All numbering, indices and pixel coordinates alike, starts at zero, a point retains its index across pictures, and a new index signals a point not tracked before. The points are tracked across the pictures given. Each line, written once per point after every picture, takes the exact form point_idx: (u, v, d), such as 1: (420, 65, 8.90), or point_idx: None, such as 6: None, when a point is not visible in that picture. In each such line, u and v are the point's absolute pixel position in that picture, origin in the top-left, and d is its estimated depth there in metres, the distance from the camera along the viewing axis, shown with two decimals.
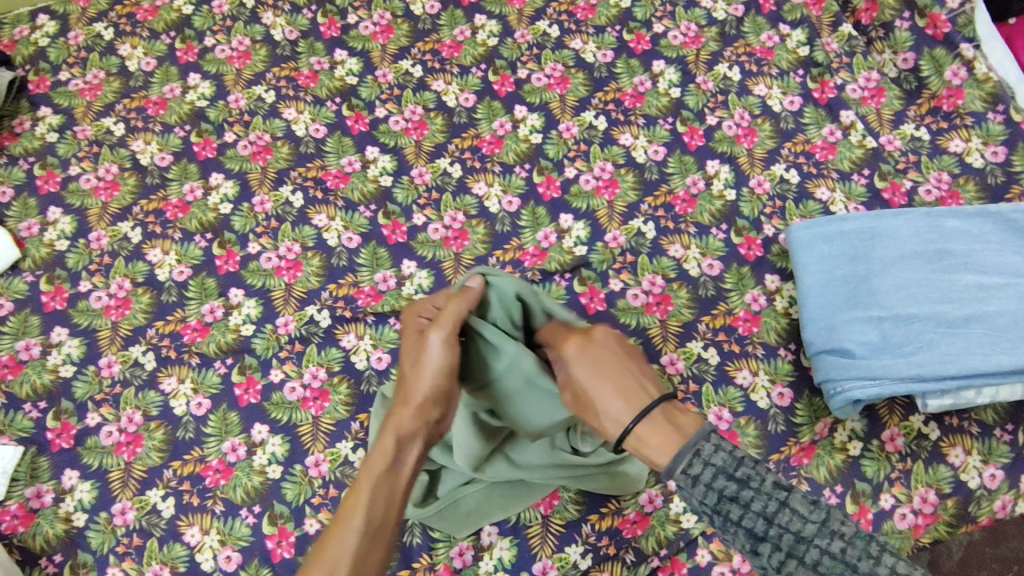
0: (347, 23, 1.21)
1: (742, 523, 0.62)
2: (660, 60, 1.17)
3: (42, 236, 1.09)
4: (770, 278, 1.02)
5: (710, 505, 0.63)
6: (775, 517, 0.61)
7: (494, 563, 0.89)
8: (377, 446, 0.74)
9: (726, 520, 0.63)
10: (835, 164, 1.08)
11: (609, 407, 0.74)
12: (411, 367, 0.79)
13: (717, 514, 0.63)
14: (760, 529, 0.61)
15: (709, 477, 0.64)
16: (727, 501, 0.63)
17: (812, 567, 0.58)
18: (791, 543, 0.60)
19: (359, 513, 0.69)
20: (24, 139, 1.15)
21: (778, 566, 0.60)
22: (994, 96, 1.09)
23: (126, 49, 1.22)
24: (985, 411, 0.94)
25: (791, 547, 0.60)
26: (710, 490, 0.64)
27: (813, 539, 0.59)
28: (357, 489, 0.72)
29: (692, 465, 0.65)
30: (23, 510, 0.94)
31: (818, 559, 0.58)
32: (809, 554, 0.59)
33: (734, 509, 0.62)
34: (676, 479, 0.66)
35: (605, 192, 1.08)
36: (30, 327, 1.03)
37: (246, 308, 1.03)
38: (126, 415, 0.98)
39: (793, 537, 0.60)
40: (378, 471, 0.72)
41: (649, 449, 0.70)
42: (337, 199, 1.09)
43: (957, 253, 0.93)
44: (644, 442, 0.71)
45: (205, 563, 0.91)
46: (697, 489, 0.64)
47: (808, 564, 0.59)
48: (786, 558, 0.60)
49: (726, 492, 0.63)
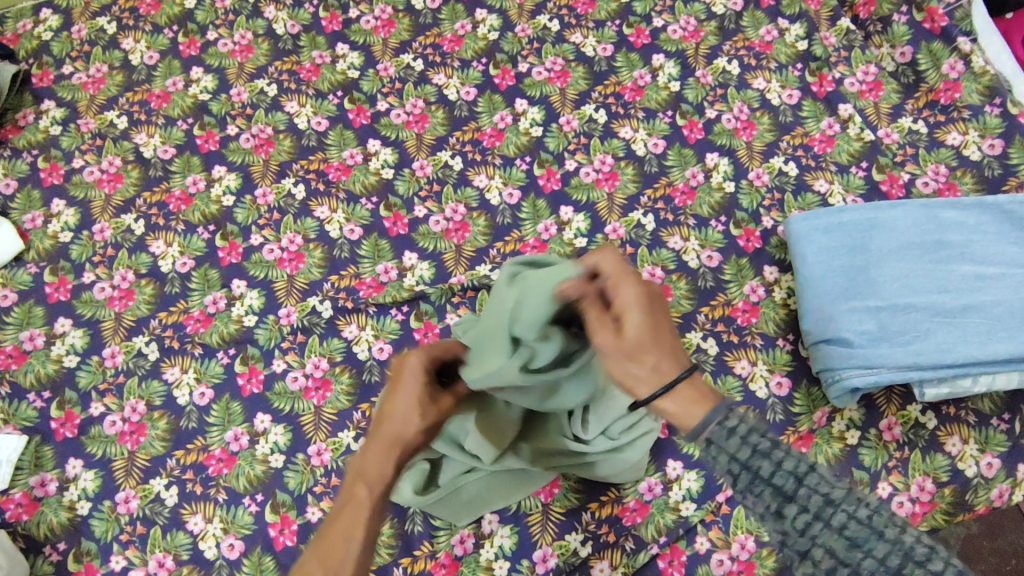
0: (348, 17, 1.22)
1: (771, 481, 0.53)
2: (659, 54, 1.17)
3: (46, 228, 1.09)
4: (769, 270, 1.03)
5: (740, 460, 0.54)
6: (806, 478, 0.53)
7: (495, 551, 0.90)
8: (373, 461, 0.66)
9: (753, 478, 0.54)
10: (833, 157, 1.09)
11: (651, 368, 0.57)
12: (408, 392, 0.66)
13: (745, 471, 0.54)
14: (789, 488, 0.53)
15: (745, 430, 0.55)
16: (759, 456, 0.54)
17: (838, 531, 0.51)
18: (819, 505, 0.52)
19: (356, 540, 0.64)
20: (27, 132, 1.16)
21: (802, 530, 0.52)
22: (991, 89, 1.10)
23: (129, 42, 1.22)
24: (981, 400, 0.95)
25: (819, 510, 0.52)
26: (744, 445, 0.54)
27: (841, 502, 0.51)
28: (354, 508, 0.65)
29: (727, 417, 0.55)
30: (27, 499, 0.94)
31: (846, 524, 0.51)
32: (836, 518, 0.51)
33: (765, 466, 0.54)
34: (707, 434, 0.56)
35: (606, 184, 1.09)
36: (34, 318, 1.04)
37: (248, 300, 1.03)
38: (129, 404, 0.99)
39: (822, 499, 0.52)
40: (379, 495, 0.65)
41: (674, 405, 0.57)
42: (339, 190, 1.09)
43: (955, 244, 0.94)
44: (676, 401, 0.57)
45: (208, 551, 0.91)
46: (730, 442, 0.55)
47: (833, 528, 0.51)
48: (812, 521, 0.52)
49: (759, 447, 0.54)
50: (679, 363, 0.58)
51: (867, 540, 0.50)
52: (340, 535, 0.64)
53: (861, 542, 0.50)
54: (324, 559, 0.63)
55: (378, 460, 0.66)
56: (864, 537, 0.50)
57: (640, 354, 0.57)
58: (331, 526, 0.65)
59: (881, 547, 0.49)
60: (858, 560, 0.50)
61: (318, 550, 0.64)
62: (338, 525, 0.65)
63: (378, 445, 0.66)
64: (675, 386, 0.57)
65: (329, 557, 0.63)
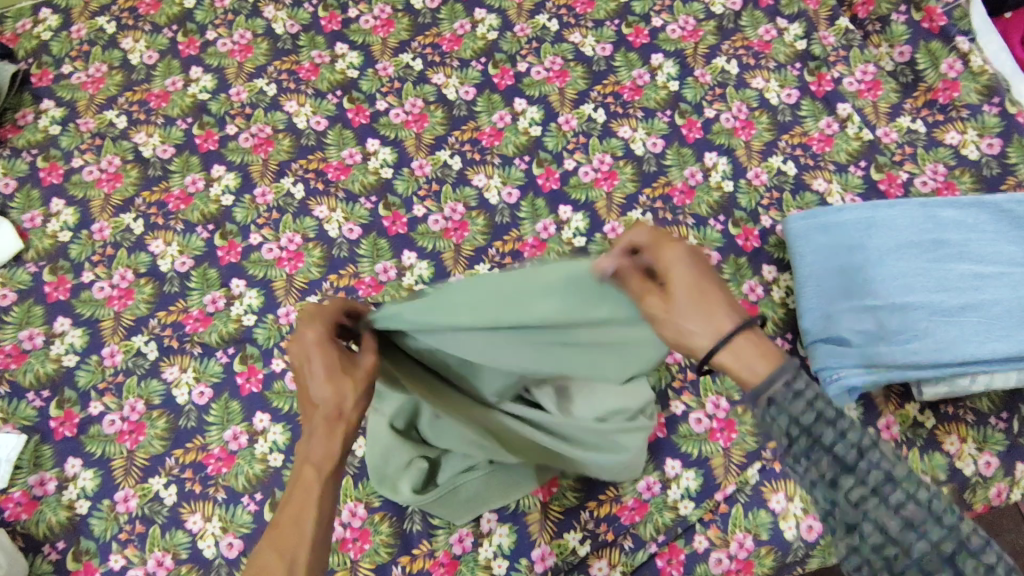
0: (347, 16, 1.22)
1: (829, 448, 0.48)
2: (658, 54, 1.18)
3: (45, 228, 1.10)
4: (767, 269, 1.03)
5: (802, 424, 0.49)
6: (870, 449, 0.48)
7: (493, 549, 0.90)
8: (316, 444, 0.61)
9: (812, 442, 0.49)
10: (831, 156, 1.09)
11: (712, 328, 0.54)
12: (320, 366, 0.62)
13: (805, 435, 0.49)
14: (851, 457, 0.48)
15: (813, 392, 0.50)
16: (823, 422, 0.49)
17: (895, 509, 0.46)
18: (878, 480, 0.47)
19: (309, 524, 0.58)
20: (27, 131, 1.16)
21: (854, 503, 0.47)
22: (989, 89, 1.10)
23: (129, 42, 1.22)
24: (980, 399, 0.95)
25: (878, 485, 0.47)
26: (809, 408, 0.49)
27: (903, 479, 0.47)
28: (302, 491, 0.60)
29: (797, 376, 0.50)
30: (26, 498, 0.94)
31: (904, 503, 0.46)
32: (896, 496, 0.46)
33: (828, 433, 0.48)
34: (771, 394, 0.50)
35: (604, 183, 1.09)
36: (33, 318, 1.04)
37: (247, 299, 1.03)
38: (129, 404, 0.99)
39: (884, 474, 0.47)
40: (327, 473, 0.60)
41: (747, 363, 0.52)
42: (338, 190, 1.09)
43: (953, 243, 0.94)
44: (734, 354, 0.53)
45: (206, 550, 0.91)
46: (795, 403, 0.49)
47: (890, 505, 0.46)
48: (867, 495, 0.47)
49: (824, 409, 0.49)
50: (734, 313, 0.54)
51: (924, 522, 0.45)
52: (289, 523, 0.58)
53: (918, 524, 0.45)
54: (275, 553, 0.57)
55: (320, 441, 0.61)
56: (921, 519, 0.45)
57: (693, 317, 0.54)
58: (281, 515, 0.59)
59: (938, 531, 0.45)
60: (911, 543, 0.45)
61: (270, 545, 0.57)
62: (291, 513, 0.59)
63: (318, 425, 0.61)
64: (732, 339, 0.53)
65: (282, 545, 0.57)
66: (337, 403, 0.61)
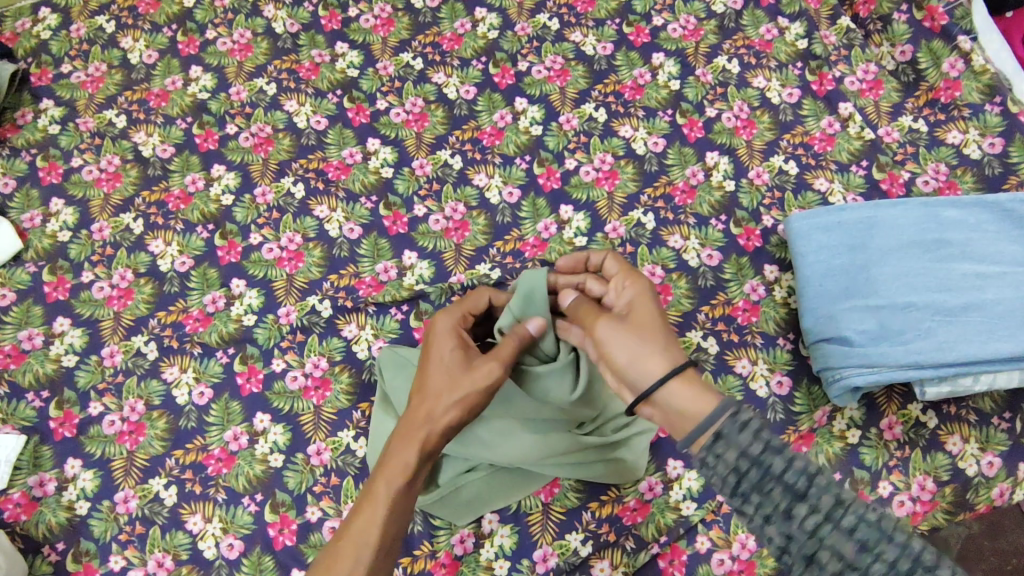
0: (348, 15, 1.22)
1: (782, 479, 0.58)
2: (660, 53, 1.17)
3: (44, 227, 1.09)
4: (769, 269, 1.03)
5: (752, 456, 0.59)
6: (816, 477, 0.58)
7: (495, 550, 0.89)
8: (397, 456, 0.71)
9: (764, 474, 0.58)
10: (833, 156, 1.09)
11: (660, 351, 0.67)
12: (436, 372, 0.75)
13: (757, 466, 0.58)
14: (801, 486, 0.57)
15: (758, 426, 0.60)
16: (772, 453, 0.58)
17: (849, 532, 0.56)
18: (829, 506, 0.57)
19: (379, 528, 0.69)
20: (26, 131, 1.16)
21: (811, 531, 0.57)
22: (992, 88, 1.10)
23: (128, 41, 1.22)
24: (982, 399, 0.94)
25: (829, 511, 0.57)
26: (756, 440, 0.59)
27: (852, 504, 0.57)
28: (371, 500, 0.70)
29: (739, 410, 0.61)
30: (25, 499, 0.94)
31: (856, 525, 0.56)
32: (847, 519, 0.56)
33: (777, 463, 0.58)
34: (718, 426, 0.61)
35: (605, 183, 1.09)
36: (32, 318, 1.04)
37: (247, 299, 1.03)
38: (128, 404, 0.99)
39: (833, 499, 0.57)
40: (398, 486, 0.70)
41: (690, 387, 0.64)
42: (339, 190, 1.09)
43: (955, 243, 0.94)
44: (683, 381, 0.65)
45: (207, 551, 0.91)
46: (742, 436, 0.59)
47: (843, 529, 0.56)
48: (821, 521, 0.57)
49: (772, 444, 0.59)
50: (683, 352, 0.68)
51: (877, 542, 0.55)
52: (355, 534, 0.68)
53: (871, 544, 0.55)
54: (342, 556, 0.67)
55: (401, 452, 0.72)
56: (874, 539, 0.55)
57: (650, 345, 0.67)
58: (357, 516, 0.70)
59: (892, 550, 0.54)
60: (867, 564, 0.55)
61: (335, 550, 0.68)
62: (359, 521, 0.69)
63: (403, 435, 0.73)
64: (683, 367, 0.65)
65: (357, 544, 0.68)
66: (427, 412, 0.73)
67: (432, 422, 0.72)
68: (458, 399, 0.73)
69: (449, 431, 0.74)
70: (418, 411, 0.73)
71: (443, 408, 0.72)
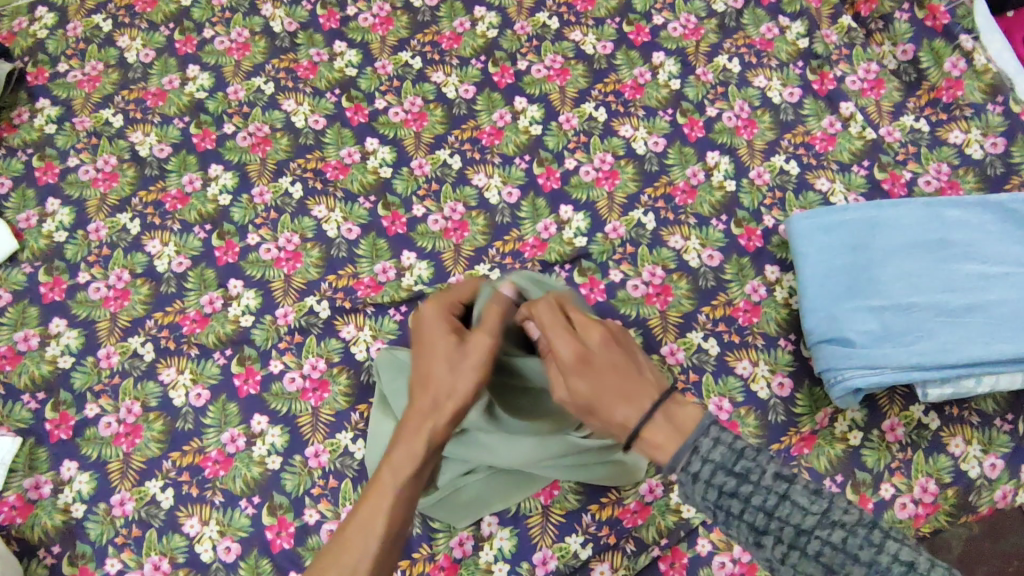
0: (346, 14, 1.21)
1: (743, 518, 0.58)
2: (660, 52, 1.16)
3: (41, 227, 1.08)
4: (770, 269, 1.02)
5: (712, 502, 0.59)
6: (775, 510, 0.57)
7: (494, 553, 0.89)
8: (403, 448, 0.71)
9: (726, 516, 0.59)
10: (834, 156, 1.08)
11: (611, 412, 0.65)
12: (438, 352, 0.73)
13: (719, 511, 0.59)
14: (761, 523, 0.57)
15: (708, 474, 0.59)
16: (728, 496, 0.58)
17: (815, 559, 0.55)
18: (791, 536, 0.56)
19: (383, 518, 0.68)
20: (22, 131, 1.15)
21: (781, 559, 0.56)
22: (994, 88, 1.09)
23: (125, 40, 1.21)
24: (984, 400, 0.94)
25: (792, 540, 0.56)
26: (710, 488, 0.59)
27: (814, 530, 0.55)
28: (378, 493, 0.70)
29: (689, 462, 0.60)
30: (21, 502, 0.93)
31: (821, 551, 0.55)
32: (811, 546, 0.55)
33: (736, 504, 0.58)
34: (678, 476, 0.62)
35: (605, 183, 1.08)
36: (29, 318, 1.03)
37: (245, 299, 1.02)
38: (125, 405, 0.98)
39: (794, 529, 0.56)
40: (405, 478, 0.70)
41: (652, 441, 0.62)
42: (337, 189, 1.08)
43: (958, 243, 0.93)
44: (643, 442, 0.63)
45: (204, 554, 0.91)
46: (696, 487, 0.60)
47: (810, 556, 0.55)
48: (788, 550, 0.56)
49: (725, 488, 0.58)
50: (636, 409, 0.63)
51: (843, 565, 0.54)
52: (359, 527, 0.68)
53: (837, 568, 0.54)
54: (348, 548, 0.67)
55: (407, 444, 0.71)
56: (840, 562, 0.54)
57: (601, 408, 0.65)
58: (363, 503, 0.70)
59: (858, 570, 0.53)
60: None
61: (340, 540, 0.68)
62: (364, 509, 0.69)
63: (409, 426, 0.72)
64: (637, 431, 0.63)
65: (362, 531, 0.68)
66: (433, 404, 0.72)
67: (440, 412, 0.71)
68: (464, 387, 0.72)
69: (459, 416, 0.73)
70: (424, 402, 0.72)
71: (449, 397, 0.72)
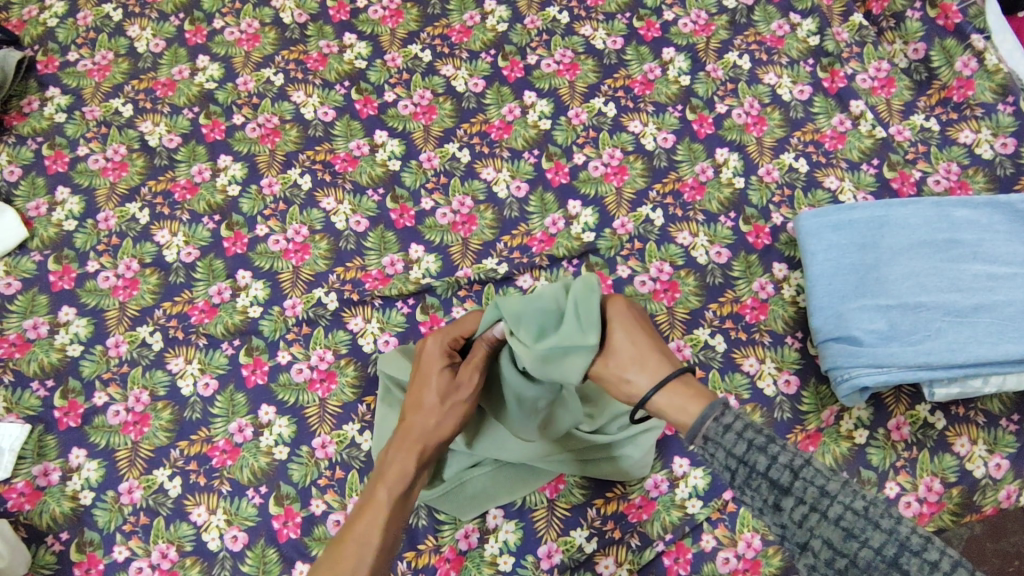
0: (356, 7, 1.21)
1: (767, 475, 0.56)
2: (670, 48, 1.16)
3: (50, 216, 1.09)
4: (778, 267, 1.02)
5: (737, 455, 0.58)
6: (802, 470, 0.56)
7: (500, 546, 0.89)
8: (396, 468, 0.73)
9: (750, 472, 0.57)
10: (843, 154, 1.08)
11: (642, 366, 0.67)
12: (429, 379, 0.76)
13: (743, 466, 0.58)
14: (785, 481, 0.56)
15: (740, 427, 0.59)
16: (756, 451, 0.57)
17: (835, 523, 0.54)
18: (815, 497, 0.55)
19: (382, 523, 0.69)
20: (32, 119, 1.15)
21: (799, 522, 0.55)
22: (1005, 88, 1.09)
23: (135, 30, 1.22)
24: (990, 400, 0.94)
25: (815, 501, 0.55)
26: (740, 440, 0.58)
27: (837, 494, 0.55)
28: (373, 507, 0.70)
29: (723, 414, 0.61)
30: (29, 488, 0.94)
31: (842, 515, 0.54)
32: (833, 508, 0.54)
33: (762, 461, 0.57)
34: (704, 432, 0.61)
35: (614, 179, 1.08)
36: (38, 306, 1.03)
37: (254, 291, 1.03)
38: (134, 394, 0.98)
39: (818, 490, 0.55)
40: (398, 491, 0.72)
41: (679, 397, 0.64)
42: (346, 181, 1.09)
43: (967, 243, 0.93)
44: (668, 396, 0.65)
45: (211, 543, 0.91)
46: (726, 438, 0.59)
47: (830, 519, 0.54)
48: (809, 512, 0.55)
49: (756, 441, 0.58)
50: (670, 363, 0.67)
51: (863, 530, 0.53)
52: (358, 534, 0.68)
53: (857, 532, 0.53)
54: (344, 556, 0.66)
55: (401, 461, 0.74)
56: (860, 527, 0.53)
57: (644, 356, 0.67)
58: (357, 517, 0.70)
59: (878, 537, 0.52)
60: (856, 551, 0.53)
61: (338, 551, 0.67)
62: (362, 520, 0.70)
63: (399, 446, 0.75)
64: (666, 381, 0.65)
65: (361, 537, 0.68)
66: (422, 427, 0.75)
67: (430, 434, 0.75)
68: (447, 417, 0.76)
69: (443, 441, 0.77)
70: (413, 426, 0.76)
71: (438, 421, 0.76)
